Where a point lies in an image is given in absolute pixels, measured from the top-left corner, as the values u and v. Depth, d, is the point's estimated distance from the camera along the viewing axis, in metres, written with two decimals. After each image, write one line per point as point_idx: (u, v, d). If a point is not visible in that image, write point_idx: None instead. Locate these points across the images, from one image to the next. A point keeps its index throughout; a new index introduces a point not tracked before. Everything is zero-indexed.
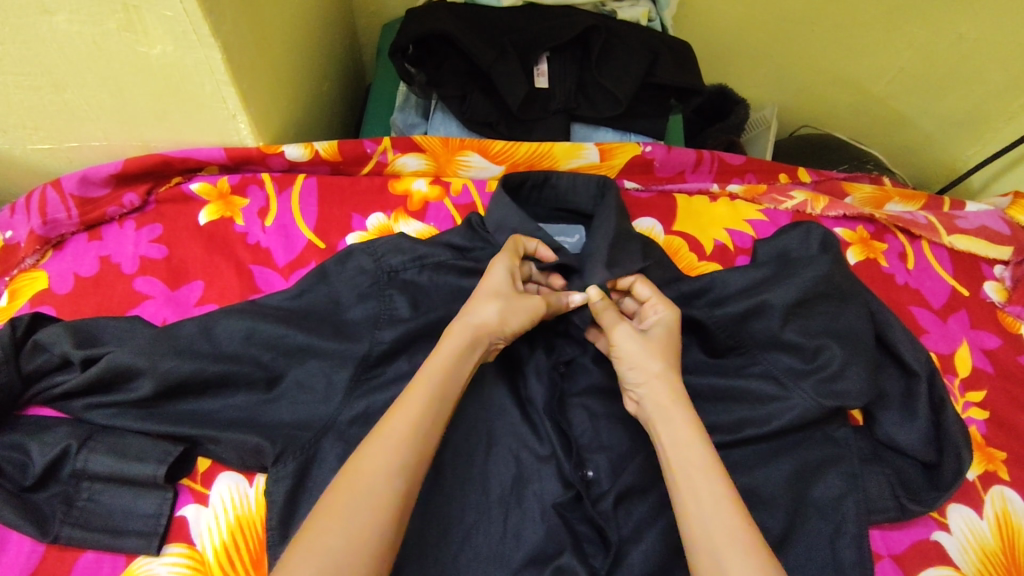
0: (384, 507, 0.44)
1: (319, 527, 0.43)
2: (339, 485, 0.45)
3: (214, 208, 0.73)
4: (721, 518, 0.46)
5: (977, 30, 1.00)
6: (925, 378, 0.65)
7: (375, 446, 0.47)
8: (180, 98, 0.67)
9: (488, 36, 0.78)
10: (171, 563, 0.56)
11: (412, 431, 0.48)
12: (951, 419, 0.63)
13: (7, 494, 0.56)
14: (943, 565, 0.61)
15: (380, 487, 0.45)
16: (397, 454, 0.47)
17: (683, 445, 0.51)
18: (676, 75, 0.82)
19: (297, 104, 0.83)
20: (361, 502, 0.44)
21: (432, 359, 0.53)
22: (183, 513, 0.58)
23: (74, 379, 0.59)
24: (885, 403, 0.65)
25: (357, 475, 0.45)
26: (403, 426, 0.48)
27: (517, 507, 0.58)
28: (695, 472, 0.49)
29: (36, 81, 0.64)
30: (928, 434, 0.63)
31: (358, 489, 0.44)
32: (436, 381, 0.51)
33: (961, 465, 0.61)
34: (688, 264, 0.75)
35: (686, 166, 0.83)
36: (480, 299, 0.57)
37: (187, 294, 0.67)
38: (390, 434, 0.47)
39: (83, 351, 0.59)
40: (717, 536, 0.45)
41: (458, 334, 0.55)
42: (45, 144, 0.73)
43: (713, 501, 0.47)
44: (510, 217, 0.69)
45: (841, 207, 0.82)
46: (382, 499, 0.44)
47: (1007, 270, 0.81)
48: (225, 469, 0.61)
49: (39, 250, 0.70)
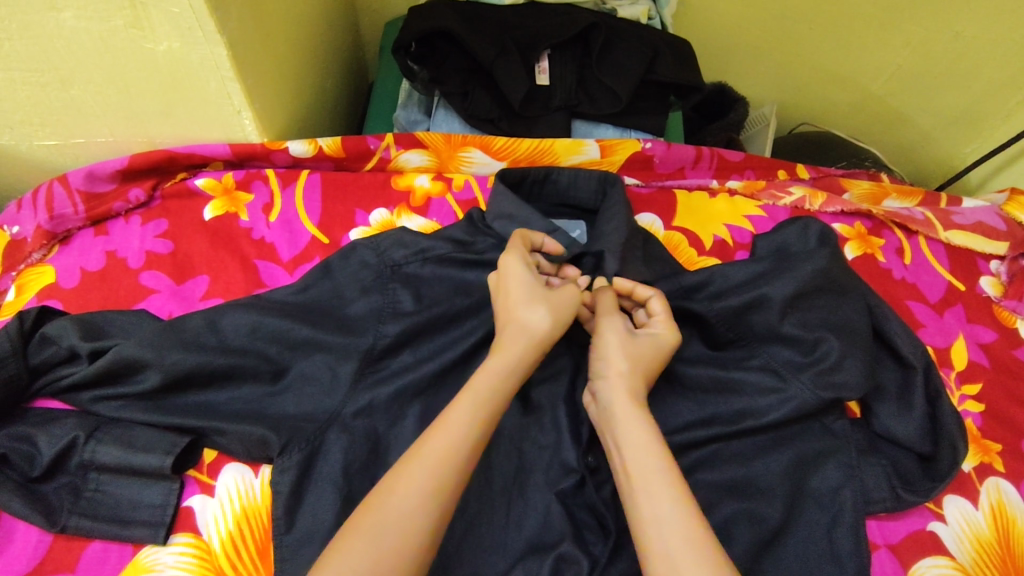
0: (416, 533, 0.43)
1: (346, 549, 0.42)
2: (370, 505, 0.44)
3: (218, 204, 0.74)
4: (673, 522, 0.45)
5: (974, 28, 1.01)
6: (922, 371, 0.66)
7: (410, 467, 0.46)
8: (185, 94, 0.67)
9: (490, 33, 0.79)
10: (178, 553, 0.57)
11: (455, 452, 0.47)
12: (947, 411, 0.64)
13: (15, 485, 0.56)
14: (939, 555, 0.62)
15: (411, 510, 0.44)
16: (434, 475, 0.45)
17: (635, 448, 0.50)
18: (676, 72, 0.83)
19: (301, 101, 0.84)
20: (389, 525, 0.43)
21: (481, 372, 0.52)
22: (190, 503, 0.59)
23: (81, 371, 0.60)
24: (882, 396, 0.65)
25: (390, 496, 0.44)
26: (442, 447, 0.47)
27: (518, 496, 0.59)
28: (649, 475, 0.48)
29: (43, 78, 0.65)
30: (924, 426, 0.64)
31: (386, 511, 0.43)
32: (482, 401, 0.50)
33: (957, 457, 0.62)
34: (688, 258, 0.76)
35: (686, 162, 0.84)
36: (523, 309, 0.56)
37: (193, 288, 0.68)
38: (431, 455, 0.46)
39: (90, 344, 0.60)
40: (672, 540, 0.44)
41: (509, 346, 0.54)
42: (52, 140, 0.73)
43: (667, 503, 0.46)
44: (511, 213, 0.70)
45: (839, 203, 0.82)
46: (415, 525, 0.43)
47: (1002, 265, 0.82)
48: (231, 461, 0.61)
49: (46, 245, 0.70)
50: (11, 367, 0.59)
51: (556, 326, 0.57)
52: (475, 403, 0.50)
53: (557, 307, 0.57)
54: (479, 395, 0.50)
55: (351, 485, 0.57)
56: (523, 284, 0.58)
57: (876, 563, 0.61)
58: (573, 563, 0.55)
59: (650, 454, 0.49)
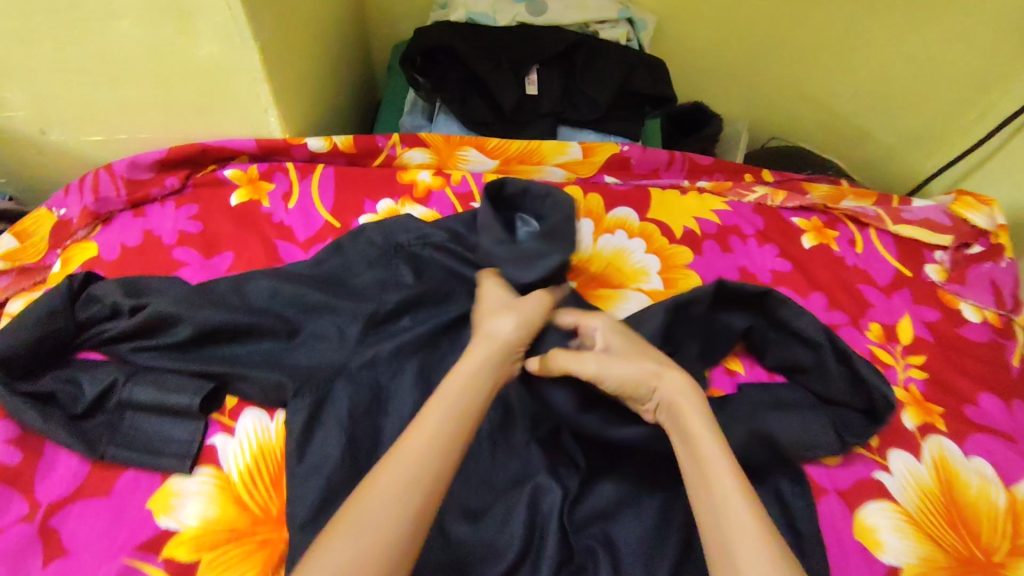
0: (395, 524, 0.46)
1: (332, 542, 0.44)
2: (352, 503, 0.47)
3: (244, 192, 0.83)
4: (746, 534, 0.47)
5: (924, 53, 1.11)
6: (828, 346, 0.75)
7: (389, 465, 0.49)
8: (218, 95, 0.78)
9: (487, 48, 0.90)
10: (202, 482, 0.65)
11: (427, 454, 0.50)
12: (862, 367, 0.73)
13: (61, 419, 0.64)
14: (883, 499, 0.70)
15: (392, 503, 0.47)
16: (412, 473, 0.48)
17: (711, 460, 0.52)
18: (649, 84, 0.92)
19: (318, 107, 0.94)
20: (370, 523, 0.45)
21: (450, 376, 0.56)
22: (213, 442, 0.67)
23: (122, 324, 0.69)
24: (807, 375, 0.76)
25: (372, 489, 0.47)
26: (417, 446, 0.50)
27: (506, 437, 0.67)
28: (717, 492, 0.50)
29: (97, 79, 0.76)
30: (853, 385, 0.74)
31: (369, 504, 0.46)
32: (454, 402, 0.54)
33: (886, 397, 0.72)
34: (660, 247, 0.85)
35: (660, 164, 0.93)
36: (491, 322, 0.63)
37: (219, 262, 0.77)
38: (405, 454, 0.50)
39: (131, 300, 0.69)
40: (734, 525, 0.48)
41: (475, 352, 0.59)
42: (98, 136, 0.84)
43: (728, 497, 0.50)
44: (484, 219, 0.76)
45: (798, 199, 0.92)
46: (396, 518, 0.46)
47: (946, 255, 0.89)
48: (250, 406, 0.69)
49: (90, 223, 0.80)
50: (61, 318, 0.68)
51: (522, 329, 0.63)
52: (444, 408, 0.53)
53: (526, 315, 0.65)
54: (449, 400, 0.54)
55: (356, 426, 0.66)
56: (496, 302, 0.66)
57: (825, 507, 0.69)
58: (547, 492, 0.63)
59: (727, 471, 0.51)
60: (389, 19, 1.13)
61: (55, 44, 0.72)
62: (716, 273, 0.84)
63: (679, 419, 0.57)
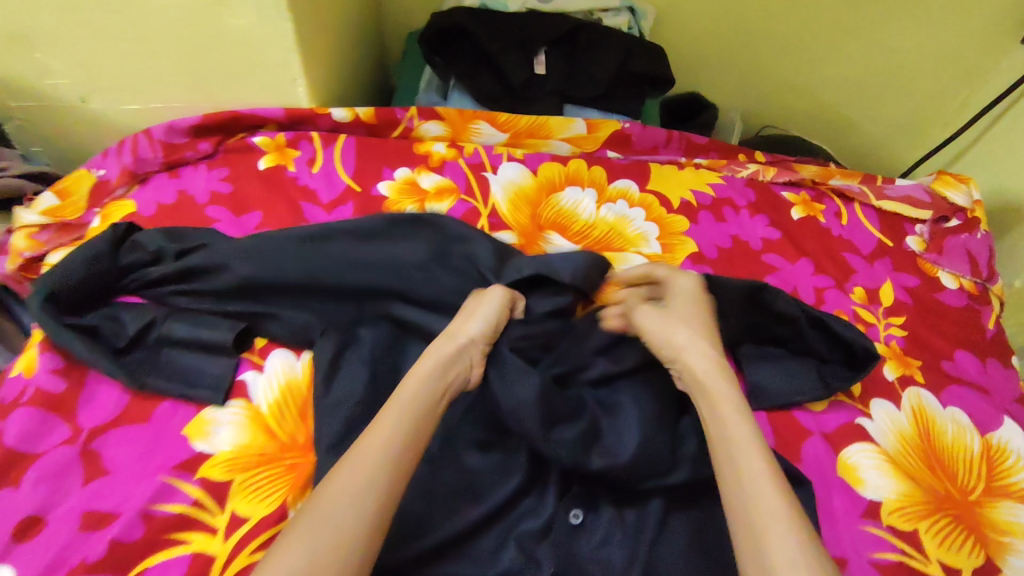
0: (353, 528, 0.46)
1: (287, 545, 0.44)
2: (306, 509, 0.47)
3: (272, 158, 0.89)
4: (772, 516, 0.48)
5: (907, 45, 1.19)
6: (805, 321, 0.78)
7: (345, 467, 0.49)
8: (250, 65, 0.84)
9: (499, 29, 0.97)
10: (233, 413, 0.70)
11: (383, 457, 0.50)
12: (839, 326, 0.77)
13: (106, 351, 0.71)
14: (865, 441, 0.75)
15: (349, 507, 0.47)
16: (367, 477, 0.49)
17: (740, 442, 0.54)
18: (649, 65, 1.00)
19: (338, 84, 1.01)
20: (327, 522, 0.45)
21: (408, 378, 0.58)
22: (243, 378, 0.72)
23: (162, 268, 0.75)
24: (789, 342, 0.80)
25: (325, 492, 0.48)
26: (373, 449, 0.51)
27: (518, 384, 0.65)
28: (746, 476, 0.52)
29: (139, 48, 0.82)
30: (832, 340, 0.79)
31: (323, 509, 0.46)
32: (408, 408, 0.55)
33: (866, 346, 0.76)
34: (658, 215, 0.91)
35: (658, 142, 1.00)
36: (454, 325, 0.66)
37: (248, 220, 0.83)
38: (363, 455, 0.50)
39: (174, 247, 0.76)
40: (764, 504, 0.49)
41: (434, 353, 0.61)
42: (135, 104, 0.90)
43: (757, 477, 0.51)
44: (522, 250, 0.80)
45: (788, 175, 0.98)
46: (351, 521, 0.46)
47: (925, 228, 0.96)
48: (278, 347, 0.75)
49: (128, 182, 0.86)
50: (105, 260, 0.74)
51: (482, 328, 0.66)
52: (398, 415, 0.54)
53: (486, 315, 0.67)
54: (404, 406, 0.55)
55: (378, 366, 0.72)
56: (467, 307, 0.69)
57: (811, 447, 0.74)
58: None
59: (758, 457, 0.52)
60: (404, 8, 1.20)
61: (104, 13, 0.78)
62: (711, 241, 0.89)
63: (711, 401, 0.58)
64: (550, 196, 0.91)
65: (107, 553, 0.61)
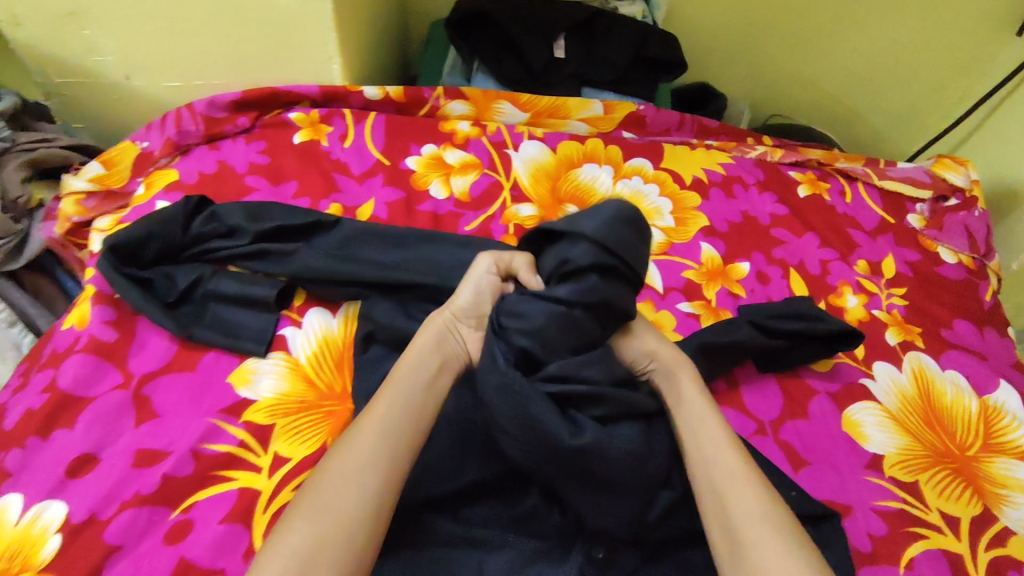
0: (355, 517, 0.48)
1: (290, 530, 0.47)
2: (304, 498, 0.49)
3: (306, 133, 0.93)
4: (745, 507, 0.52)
5: (907, 37, 1.24)
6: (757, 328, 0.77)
7: (340, 453, 0.52)
8: (289, 43, 0.89)
9: (521, 15, 1.02)
10: (274, 363, 0.75)
11: (374, 446, 0.52)
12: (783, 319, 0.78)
13: (158, 303, 0.76)
14: (869, 400, 0.79)
15: (346, 498, 0.49)
16: (367, 468, 0.51)
17: (710, 441, 0.57)
18: (663, 50, 1.05)
19: (365, 66, 1.06)
20: (332, 510, 0.48)
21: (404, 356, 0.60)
22: (283, 332, 0.77)
23: (241, 245, 0.80)
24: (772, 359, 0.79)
25: (323, 480, 0.50)
26: (366, 435, 0.53)
27: (489, 365, 0.60)
28: (717, 472, 0.55)
29: (184, 26, 0.87)
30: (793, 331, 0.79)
31: (322, 497, 0.49)
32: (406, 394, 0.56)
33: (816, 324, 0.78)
34: (672, 191, 0.95)
35: (671, 124, 1.05)
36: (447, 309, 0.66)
37: (286, 189, 0.88)
38: (355, 446, 0.52)
39: (252, 226, 0.81)
40: (736, 496, 0.53)
41: (425, 337, 0.62)
42: (175, 82, 0.95)
43: (729, 470, 0.55)
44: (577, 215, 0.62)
45: (795, 156, 1.03)
46: (359, 512, 0.49)
47: (926, 207, 1.01)
48: (316, 306, 0.80)
49: (171, 153, 0.91)
50: (176, 227, 0.80)
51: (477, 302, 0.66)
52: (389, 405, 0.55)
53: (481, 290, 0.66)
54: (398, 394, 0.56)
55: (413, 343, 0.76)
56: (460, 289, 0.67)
57: (818, 405, 0.78)
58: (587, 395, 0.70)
59: (731, 456, 0.56)
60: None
61: None
62: (722, 216, 0.94)
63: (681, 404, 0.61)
64: (569, 171, 0.95)
65: (159, 487, 0.65)
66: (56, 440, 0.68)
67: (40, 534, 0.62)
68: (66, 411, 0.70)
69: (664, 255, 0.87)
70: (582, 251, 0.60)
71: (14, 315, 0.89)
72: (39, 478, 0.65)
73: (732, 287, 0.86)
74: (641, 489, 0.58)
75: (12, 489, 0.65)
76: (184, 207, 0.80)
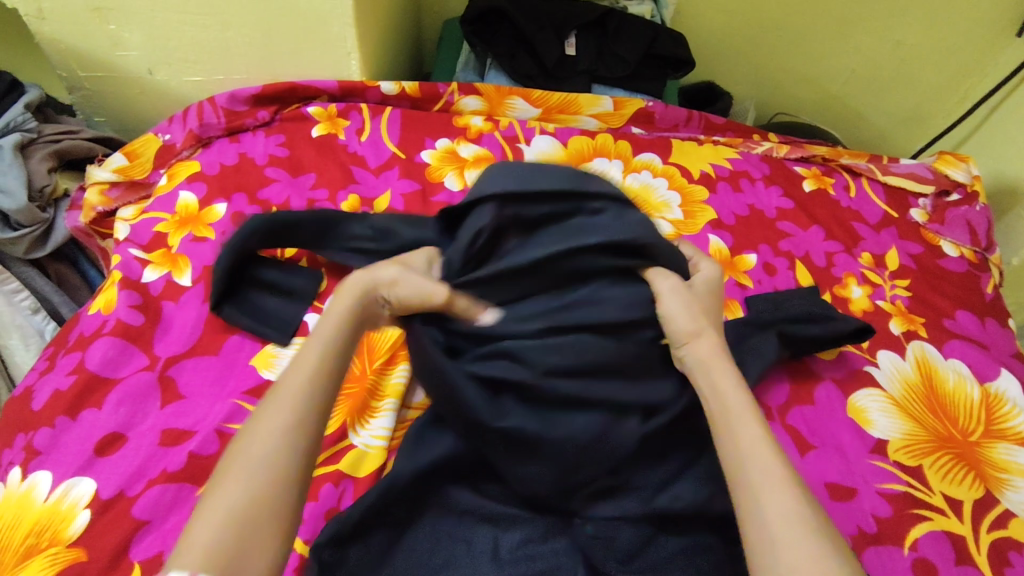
0: (281, 471, 0.46)
1: (219, 489, 0.44)
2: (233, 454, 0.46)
3: (324, 126, 0.96)
4: (774, 487, 0.48)
5: (909, 38, 1.27)
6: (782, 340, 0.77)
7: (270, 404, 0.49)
8: (310, 37, 0.92)
9: (535, 13, 1.05)
10: (296, 348, 0.76)
11: (302, 396, 0.50)
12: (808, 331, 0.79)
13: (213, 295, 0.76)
14: (874, 388, 0.81)
15: (271, 451, 0.46)
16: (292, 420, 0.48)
17: (740, 421, 0.53)
18: (672, 48, 1.08)
19: (380, 63, 1.08)
20: (255, 465, 0.45)
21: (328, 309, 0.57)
22: (305, 318, 0.79)
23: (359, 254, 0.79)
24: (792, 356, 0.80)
25: (251, 436, 0.47)
26: (294, 385, 0.50)
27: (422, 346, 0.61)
28: (749, 452, 0.51)
29: (209, 21, 0.90)
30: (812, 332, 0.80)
31: (250, 452, 0.46)
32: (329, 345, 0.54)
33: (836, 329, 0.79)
34: (680, 185, 0.97)
35: (679, 120, 1.08)
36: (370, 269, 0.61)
37: (304, 181, 0.90)
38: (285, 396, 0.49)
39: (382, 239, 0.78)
40: (765, 478, 0.49)
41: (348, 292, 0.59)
42: (197, 76, 0.98)
43: (759, 452, 0.51)
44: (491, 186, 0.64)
45: (800, 152, 1.06)
46: (281, 466, 0.46)
47: (928, 201, 1.04)
48: (335, 293, 0.82)
49: (193, 145, 0.93)
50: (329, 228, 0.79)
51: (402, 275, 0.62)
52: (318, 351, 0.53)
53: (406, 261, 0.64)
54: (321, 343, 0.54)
55: None
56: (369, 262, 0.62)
57: (825, 392, 0.80)
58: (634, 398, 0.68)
59: (760, 438, 0.52)
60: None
61: None
62: (729, 209, 0.96)
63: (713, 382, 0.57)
64: (580, 165, 0.98)
65: (186, 465, 0.66)
66: (84, 419, 0.69)
67: (69, 510, 0.63)
68: (93, 392, 0.71)
69: (673, 247, 0.89)
70: (487, 213, 0.63)
71: (37, 302, 0.91)
72: (66, 457, 0.66)
73: (740, 277, 0.88)
74: (577, 466, 0.57)
75: (40, 467, 0.66)
76: (309, 217, 0.78)
